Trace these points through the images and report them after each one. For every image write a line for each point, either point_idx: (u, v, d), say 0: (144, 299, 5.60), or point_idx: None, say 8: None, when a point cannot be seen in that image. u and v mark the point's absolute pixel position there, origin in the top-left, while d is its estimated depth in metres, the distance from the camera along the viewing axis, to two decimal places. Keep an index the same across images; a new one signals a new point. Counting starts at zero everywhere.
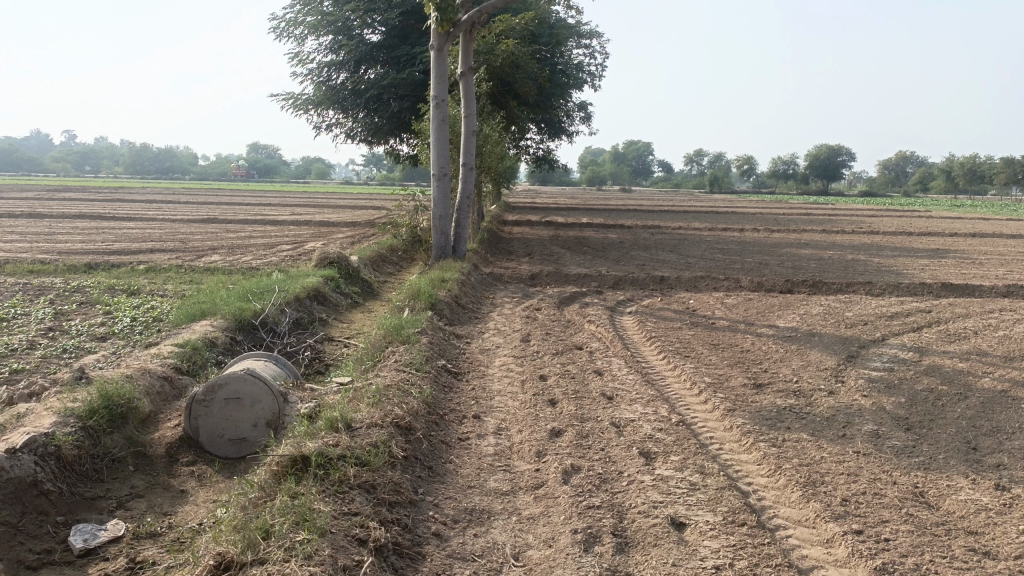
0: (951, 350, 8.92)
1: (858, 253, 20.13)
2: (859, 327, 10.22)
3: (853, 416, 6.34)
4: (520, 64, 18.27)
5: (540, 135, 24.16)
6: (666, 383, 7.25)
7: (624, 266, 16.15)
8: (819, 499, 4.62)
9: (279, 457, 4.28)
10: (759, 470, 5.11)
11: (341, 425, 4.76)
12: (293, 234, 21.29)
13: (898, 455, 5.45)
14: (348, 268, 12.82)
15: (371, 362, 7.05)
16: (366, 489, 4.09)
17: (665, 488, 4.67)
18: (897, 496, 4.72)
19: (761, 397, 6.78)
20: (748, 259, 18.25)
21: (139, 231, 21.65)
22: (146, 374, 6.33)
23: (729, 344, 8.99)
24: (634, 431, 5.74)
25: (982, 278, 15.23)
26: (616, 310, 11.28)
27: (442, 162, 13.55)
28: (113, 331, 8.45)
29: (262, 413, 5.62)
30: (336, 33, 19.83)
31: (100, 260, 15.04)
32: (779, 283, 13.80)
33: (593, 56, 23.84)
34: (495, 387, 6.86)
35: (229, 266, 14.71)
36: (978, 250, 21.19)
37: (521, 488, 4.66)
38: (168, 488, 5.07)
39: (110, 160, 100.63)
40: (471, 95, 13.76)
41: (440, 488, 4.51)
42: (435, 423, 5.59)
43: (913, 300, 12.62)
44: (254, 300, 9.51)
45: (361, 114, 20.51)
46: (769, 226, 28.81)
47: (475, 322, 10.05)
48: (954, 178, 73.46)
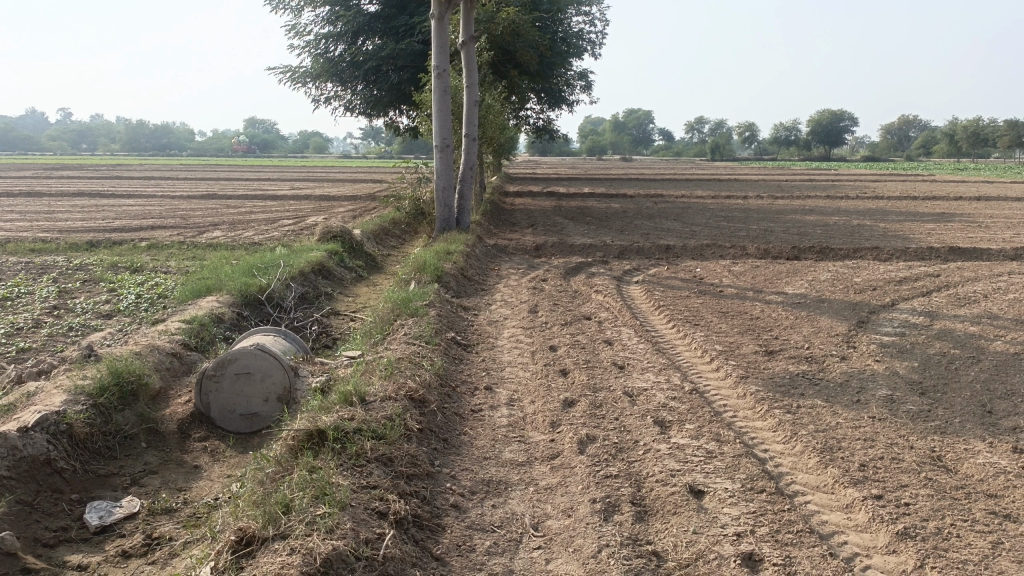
0: (962, 314, 8.86)
1: (864, 218, 20.00)
2: (868, 292, 10.16)
3: (866, 382, 6.30)
4: (520, 32, 18.03)
5: (541, 104, 23.91)
6: (677, 351, 7.21)
7: (629, 235, 16.06)
8: (837, 464, 4.59)
9: (294, 431, 4.25)
10: (775, 436, 5.08)
11: (355, 399, 4.72)
12: (294, 209, 21.16)
13: (914, 420, 5.41)
14: (351, 242, 12.74)
15: (380, 335, 7.01)
16: (383, 462, 4.06)
17: (682, 456, 4.64)
18: (915, 460, 4.69)
19: (773, 364, 6.74)
20: (753, 226, 18.14)
21: (139, 208, 21.52)
22: (154, 350, 6.30)
23: (739, 312, 8.94)
24: (647, 400, 5.70)
25: (989, 242, 15.12)
26: (623, 279, 11.22)
27: (445, 133, 13.37)
28: (118, 309, 8.41)
29: (274, 387, 5.59)
30: (332, 4, 19.56)
31: (101, 237, 14.96)
32: (786, 250, 13.70)
33: (593, 23, 23.51)
34: (505, 358, 6.82)
35: (232, 241, 14.64)
36: (983, 213, 21.05)
37: (537, 458, 4.63)
38: (181, 464, 5.05)
39: (107, 138, 99.97)
40: (472, 64, 13.59)
41: (456, 460, 4.48)
42: (448, 395, 5.55)
43: (921, 265, 12.54)
44: (259, 275, 9.45)
45: (360, 86, 20.28)
46: (772, 193, 28.63)
47: (481, 293, 9.99)
48: (957, 142, 72.84)
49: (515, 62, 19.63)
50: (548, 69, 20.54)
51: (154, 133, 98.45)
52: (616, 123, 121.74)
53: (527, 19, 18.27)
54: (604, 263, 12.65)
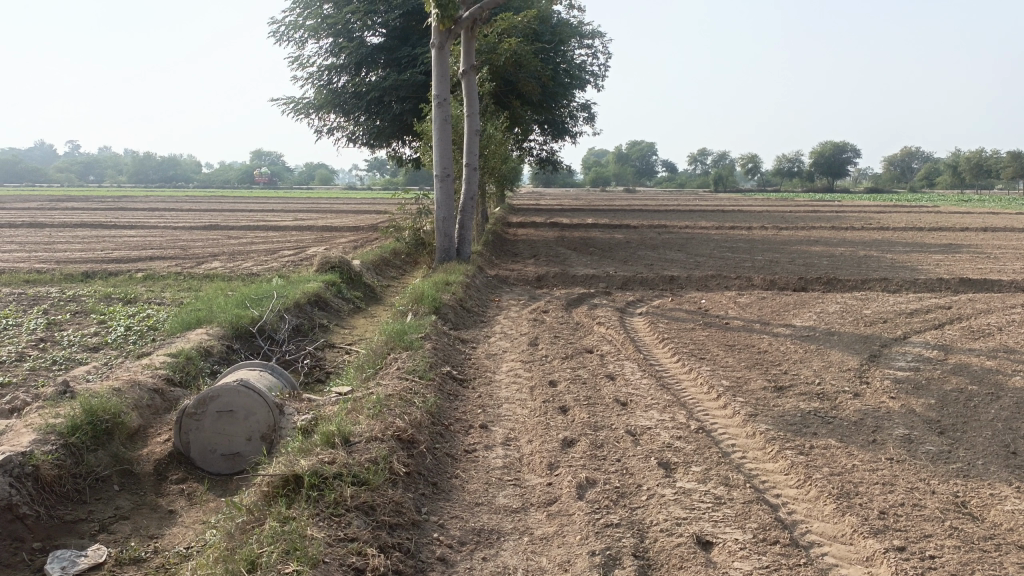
0: (977, 348, 8.56)
1: (870, 249, 19.75)
2: (879, 325, 9.87)
3: (882, 420, 5.98)
4: (522, 63, 17.99)
5: (544, 136, 23.82)
6: (682, 386, 6.92)
7: (632, 266, 15.81)
8: (855, 512, 4.27)
9: (269, 477, 3.95)
10: (787, 480, 4.77)
11: (338, 441, 4.43)
12: (295, 240, 20.96)
13: (935, 462, 5.09)
14: (349, 273, 12.51)
15: (372, 370, 6.74)
16: (364, 511, 3.76)
17: (689, 502, 4.32)
18: (937, 507, 4.37)
19: (783, 400, 6.45)
20: (758, 257, 17.88)
21: (139, 239, 21.37)
22: (135, 386, 6.04)
23: (746, 345, 8.65)
24: (651, 439, 5.40)
25: (999, 273, 14.83)
26: (627, 311, 10.93)
27: (445, 162, 13.17)
28: (105, 341, 8.13)
29: (257, 425, 5.31)
30: (336, 36, 19.56)
31: (97, 268, 14.74)
32: (793, 281, 13.43)
33: (596, 56, 23.55)
34: (502, 394, 6.53)
35: (229, 272, 14.43)
36: (991, 244, 20.78)
37: (532, 504, 4.32)
38: (155, 509, 4.76)
39: (113, 169, 100.56)
40: (473, 94, 13.46)
41: (446, 506, 4.18)
42: (440, 435, 5.26)
43: (931, 296, 12.26)
44: (251, 307, 9.20)
45: (362, 117, 20.20)
46: (775, 224, 28.46)
47: (480, 325, 9.73)
48: (960, 174, 72.87)
49: (518, 93, 19.54)
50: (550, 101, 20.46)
51: (160, 166, 99.10)
52: (620, 156, 122.36)
53: (530, 50, 18.27)
54: (607, 294, 12.39)
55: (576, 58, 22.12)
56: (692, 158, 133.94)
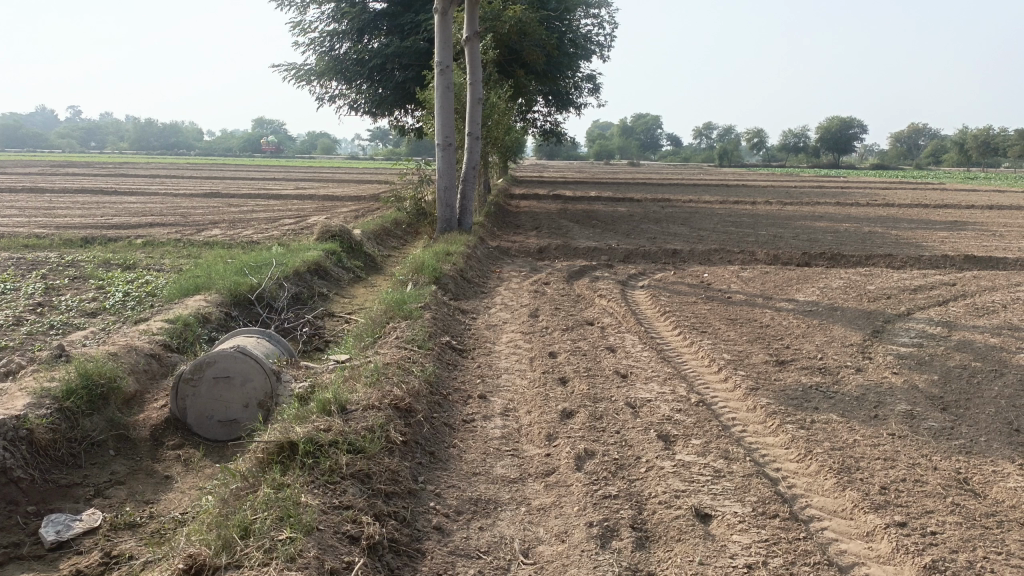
0: (982, 325, 8.49)
1: (875, 225, 19.60)
2: (882, 300, 9.79)
3: (884, 395, 5.93)
4: (527, 31, 17.73)
5: (547, 107, 23.56)
6: (683, 359, 6.87)
7: (634, 239, 15.69)
8: (856, 487, 4.23)
9: (264, 443, 3.91)
10: (788, 454, 4.73)
11: (334, 408, 4.38)
12: (296, 208, 20.84)
13: (937, 438, 5.05)
14: (350, 242, 12.41)
15: (371, 338, 6.69)
16: (360, 479, 3.72)
17: (688, 475, 4.28)
18: (939, 483, 4.33)
19: (784, 375, 6.40)
20: (761, 232, 17.76)
21: (140, 205, 21.23)
22: (132, 352, 6.00)
23: (748, 319, 8.58)
24: (651, 412, 5.35)
25: (1005, 250, 14.71)
26: (628, 284, 10.85)
27: (448, 130, 13.01)
28: (104, 307, 8.08)
29: (254, 392, 5.28)
30: (339, 1, 19.27)
31: (97, 234, 14.64)
32: (796, 256, 13.32)
33: (602, 26, 23.21)
34: (502, 365, 6.48)
35: (229, 239, 14.34)
36: (996, 222, 20.61)
37: (530, 474, 4.29)
38: (151, 474, 4.73)
39: (115, 136, 99.96)
40: (476, 62, 13.26)
41: (443, 476, 4.13)
42: (438, 404, 5.21)
43: (936, 273, 12.15)
44: (250, 274, 9.13)
45: (365, 85, 19.97)
46: (778, 199, 28.26)
47: (481, 296, 9.65)
48: (967, 151, 72.24)
49: (522, 62, 19.28)
50: (555, 70, 20.20)
51: (161, 133, 98.46)
52: (624, 129, 121.48)
53: (535, 18, 18.01)
54: (608, 267, 12.29)
55: (582, 28, 21.80)
56: (697, 132, 133.07)
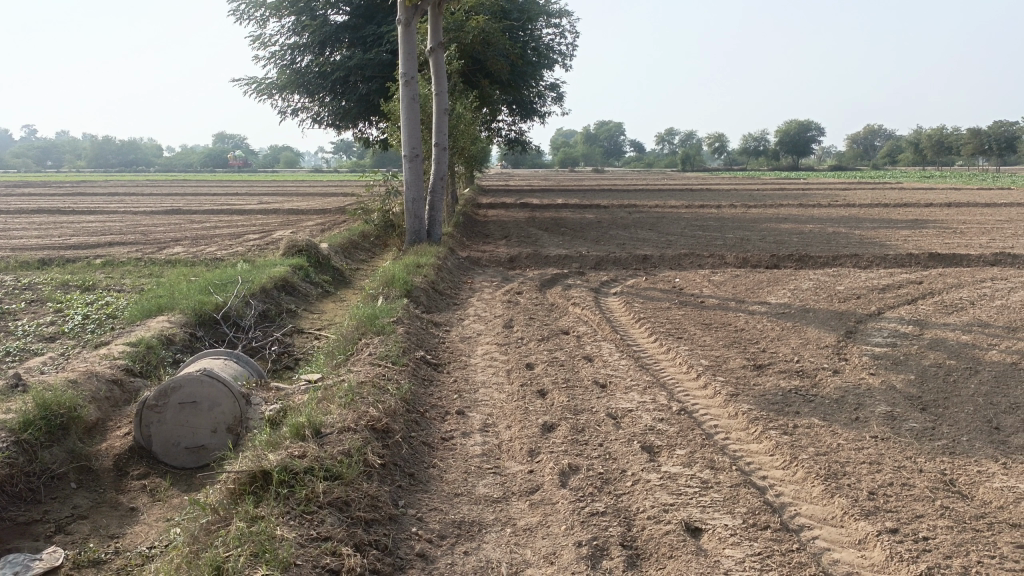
0: (952, 322, 8.56)
1: (839, 225, 19.84)
2: (852, 301, 9.84)
3: (863, 397, 5.91)
4: (491, 40, 17.69)
5: (512, 116, 23.52)
6: (661, 367, 6.80)
7: (604, 245, 15.66)
8: (844, 493, 4.17)
9: (235, 473, 3.73)
10: (773, 461, 4.66)
11: (308, 433, 4.21)
12: (261, 223, 20.49)
13: (920, 439, 5.02)
14: (317, 256, 12.19)
15: (343, 356, 6.51)
16: (338, 507, 3.56)
17: (675, 488, 4.18)
18: (927, 486, 4.29)
19: (763, 379, 6.35)
20: (729, 235, 17.86)
21: (99, 224, 20.69)
22: (92, 379, 5.75)
23: (722, 323, 8.55)
24: (633, 422, 5.25)
25: (967, 247, 14.94)
26: (601, 291, 10.79)
27: (414, 141, 12.86)
28: (62, 331, 7.77)
29: (223, 416, 5.08)
30: (299, 13, 19.04)
31: (54, 255, 14.20)
32: (765, 258, 13.38)
33: (564, 34, 23.26)
34: (478, 379, 6.34)
35: (193, 257, 14.01)
36: (956, 219, 20.99)
37: (514, 493, 4.15)
38: (116, 507, 4.50)
39: (72, 154, 97.96)
40: (442, 72, 13.14)
41: (424, 498, 3.99)
42: (416, 423, 5.06)
43: (902, 272, 12.28)
44: (215, 293, 8.89)
45: (328, 97, 19.74)
46: (743, 202, 28.50)
47: (453, 308, 9.51)
48: (922, 151, 73.84)
49: (486, 71, 19.21)
50: (519, 80, 20.17)
51: (119, 150, 96.71)
52: (588, 136, 122.22)
53: (498, 28, 17.97)
54: (580, 274, 12.23)
55: (545, 37, 21.82)
56: (660, 138, 134.52)
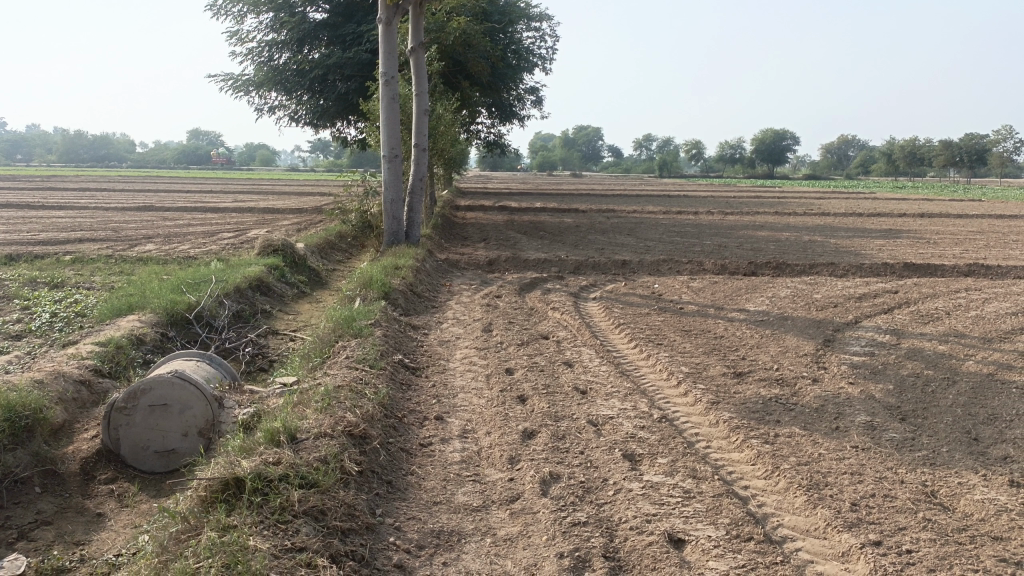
0: (928, 332, 8.62)
1: (815, 234, 20.00)
2: (830, 309, 9.89)
3: (843, 406, 5.90)
4: (472, 42, 17.61)
5: (492, 119, 23.44)
6: (641, 373, 6.75)
7: (583, 250, 15.63)
8: (827, 504, 4.14)
9: (207, 480, 3.60)
10: (754, 471, 4.63)
11: (283, 438, 4.09)
12: (235, 222, 20.23)
13: (900, 449, 5.02)
14: (293, 256, 12.01)
15: (319, 359, 6.38)
16: (314, 516, 3.45)
17: (658, 497, 4.12)
18: (908, 498, 4.27)
19: (743, 387, 6.32)
20: (707, 241, 17.93)
21: (68, 220, 20.24)
22: (59, 379, 5.58)
23: (702, 330, 8.54)
24: (614, 430, 5.19)
25: (941, 257, 15.11)
26: (580, 296, 10.75)
27: (393, 142, 12.72)
28: (28, 329, 7.54)
29: (195, 420, 4.95)
30: (277, 10, 18.81)
31: (21, 251, 13.85)
32: (743, 266, 13.44)
33: (544, 38, 23.24)
34: (458, 383, 6.25)
35: (165, 255, 13.75)
36: (930, 230, 21.26)
37: (494, 502, 4.07)
38: (82, 512, 4.35)
39: (41, 148, 96.10)
40: (422, 73, 13.02)
41: (402, 507, 3.89)
42: (394, 428, 4.96)
43: (879, 281, 12.38)
44: (188, 292, 8.69)
45: (306, 95, 19.52)
46: (720, 208, 28.67)
47: (432, 311, 9.40)
48: (895, 162, 74.90)
49: (467, 72, 19.12)
50: (500, 82, 20.10)
51: (92, 145, 95.18)
52: (566, 140, 122.48)
53: (479, 29, 17.91)
54: (560, 279, 12.18)
55: (525, 40, 21.78)
56: (638, 143, 135.30)
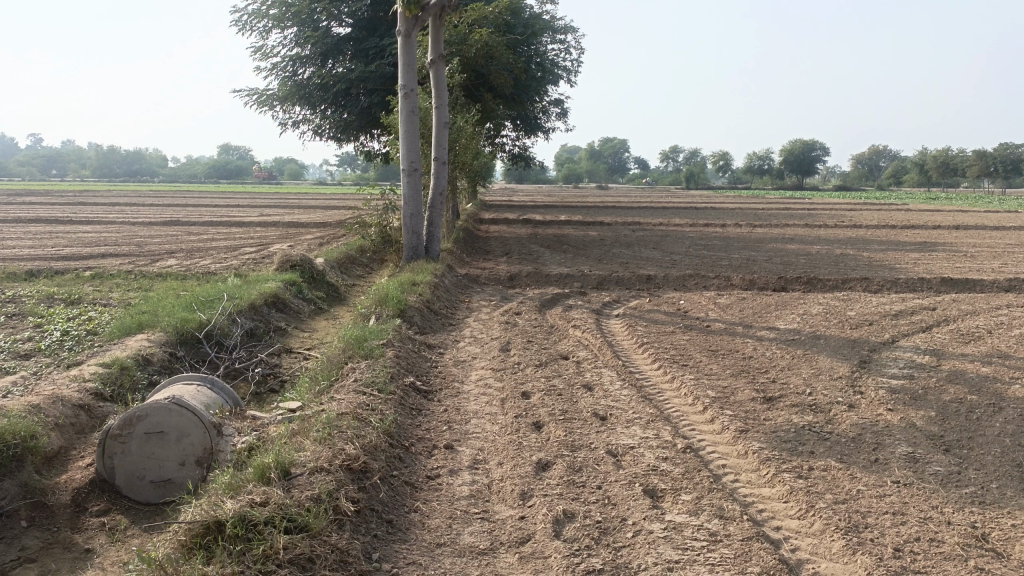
0: (970, 353, 8.15)
1: (846, 247, 19.43)
2: (865, 327, 9.45)
3: (882, 436, 5.50)
4: (495, 54, 17.45)
5: (516, 132, 23.22)
6: (664, 398, 6.40)
7: (606, 265, 15.27)
8: (867, 550, 3.77)
9: (187, 524, 3.36)
10: (787, 509, 4.27)
11: (276, 475, 3.84)
12: (259, 236, 20.18)
13: (945, 485, 4.62)
14: (311, 272, 11.84)
15: (327, 381, 6.12)
16: (300, 565, 3.18)
17: (681, 541, 3.79)
18: (958, 542, 3.89)
19: (774, 414, 5.94)
20: (734, 255, 17.47)
21: (94, 235, 20.29)
22: (58, 403, 5.39)
23: (730, 350, 8.16)
24: (634, 461, 4.86)
25: (979, 272, 14.52)
26: (603, 313, 10.41)
27: (413, 155, 12.53)
28: (37, 347, 7.37)
29: (192, 448, 4.70)
30: (301, 25, 18.79)
31: (43, 266, 13.82)
32: (772, 281, 12.99)
33: (569, 51, 23.03)
34: (471, 408, 5.96)
35: (184, 271, 13.64)
36: (966, 242, 20.57)
37: (502, 544, 3.76)
38: (69, 548, 4.12)
39: (76, 163, 97.72)
40: (442, 85, 12.82)
41: (402, 550, 3.61)
42: (399, 459, 4.69)
43: (915, 297, 11.87)
44: (200, 309, 8.51)
45: (329, 109, 19.46)
46: (749, 221, 28.14)
47: (448, 329, 9.13)
48: (927, 173, 73.46)
49: (490, 85, 18.92)
50: (523, 94, 19.88)
51: (125, 161, 96.82)
52: (593, 153, 122.26)
53: (501, 42, 17.71)
54: (582, 294, 11.86)
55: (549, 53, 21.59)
56: (665, 155, 134.47)
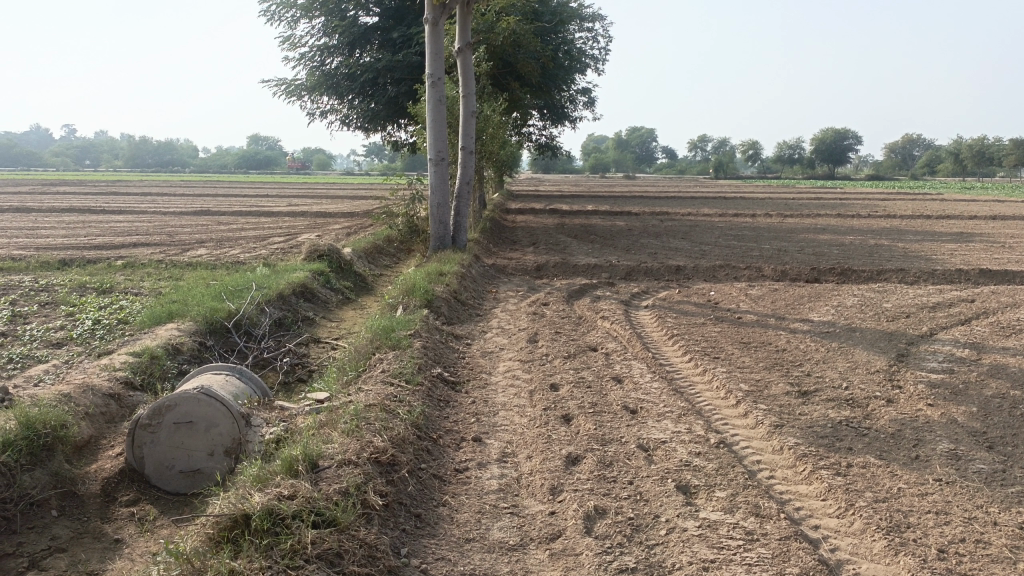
0: (1011, 346, 7.91)
1: (879, 238, 19.07)
2: (901, 320, 9.23)
3: (922, 432, 5.34)
4: (522, 43, 17.31)
5: (543, 121, 23.07)
6: (696, 391, 6.28)
7: (635, 255, 15.10)
8: (910, 551, 3.64)
9: (215, 518, 3.34)
10: (826, 507, 4.15)
11: (303, 467, 3.80)
12: (287, 226, 20.27)
13: (990, 484, 4.46)
14: (339, 262, 11.84)
15: (354, 372, 6.09)
16: (327, 560, 3.14)
17: (716, 539, 3.69)
18: (1005, 543, 3.74)
19: (809, 408, 5.80)
20: (765, 245, 17.21)
21: (127, 225, 20.50)
22: (88, 392, 5.41)
23: (762, 342, 8.00)
24: (666, 456, 4.76)
25: (1018, 263, 14.16)
26: (631, 304, 10.28)
27: (439, 144, 12.46)
28: (69, 336, 7.42)
29: (220, 438, 4.69)
30: (330, 15, 18.78)
31: (76, 255, 13.97)
32: (805, 272, 12.76)
33: (597, 39, 22.80)
34: (498, 400, 5.89)
35: (214, 260, 13.71)
36: (1003, 233, 20.08)
37: (532, 540, 3.69)
38: (99, 538, 4.12)
39: (110, 154, 99.14)
40: (469, 74, 12.73)
41: (430, 546, 3.55)
42: (426, 452, 4.64)
43: (953, 289, 11.58)
44: (229, 299, 8.53)
45: (357, 99, 19.46)
46: (779, 211, 27.76)
47: (476, 320, 9.06)
48: (963, 162, 71.96)
49: (517, 74, 18.78)
50: (551, 83, 19.71)
51: (156, 151, 98.02)
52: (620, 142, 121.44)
53: (530, 30, 17.53)
54: (610, 285, 11.73)
55: (577, 41, 21.39)
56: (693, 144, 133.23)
